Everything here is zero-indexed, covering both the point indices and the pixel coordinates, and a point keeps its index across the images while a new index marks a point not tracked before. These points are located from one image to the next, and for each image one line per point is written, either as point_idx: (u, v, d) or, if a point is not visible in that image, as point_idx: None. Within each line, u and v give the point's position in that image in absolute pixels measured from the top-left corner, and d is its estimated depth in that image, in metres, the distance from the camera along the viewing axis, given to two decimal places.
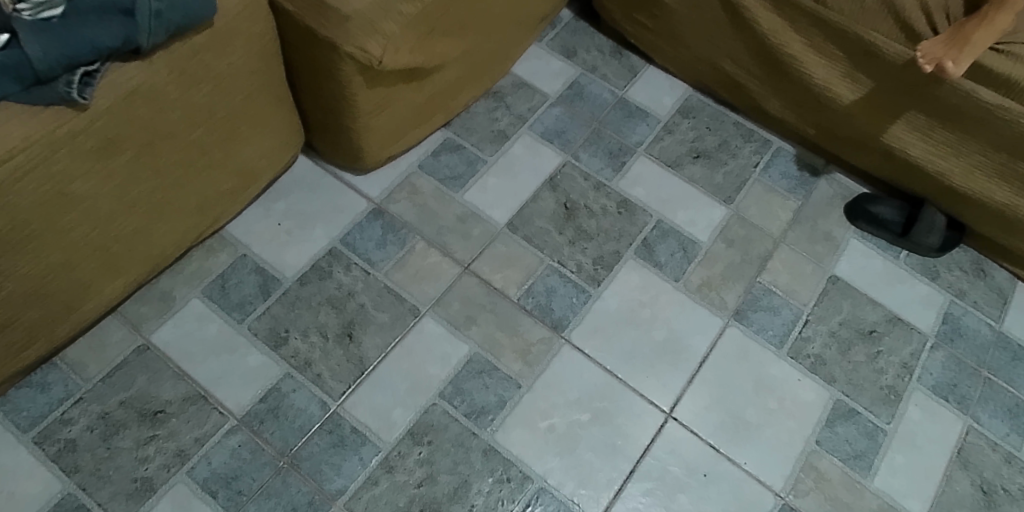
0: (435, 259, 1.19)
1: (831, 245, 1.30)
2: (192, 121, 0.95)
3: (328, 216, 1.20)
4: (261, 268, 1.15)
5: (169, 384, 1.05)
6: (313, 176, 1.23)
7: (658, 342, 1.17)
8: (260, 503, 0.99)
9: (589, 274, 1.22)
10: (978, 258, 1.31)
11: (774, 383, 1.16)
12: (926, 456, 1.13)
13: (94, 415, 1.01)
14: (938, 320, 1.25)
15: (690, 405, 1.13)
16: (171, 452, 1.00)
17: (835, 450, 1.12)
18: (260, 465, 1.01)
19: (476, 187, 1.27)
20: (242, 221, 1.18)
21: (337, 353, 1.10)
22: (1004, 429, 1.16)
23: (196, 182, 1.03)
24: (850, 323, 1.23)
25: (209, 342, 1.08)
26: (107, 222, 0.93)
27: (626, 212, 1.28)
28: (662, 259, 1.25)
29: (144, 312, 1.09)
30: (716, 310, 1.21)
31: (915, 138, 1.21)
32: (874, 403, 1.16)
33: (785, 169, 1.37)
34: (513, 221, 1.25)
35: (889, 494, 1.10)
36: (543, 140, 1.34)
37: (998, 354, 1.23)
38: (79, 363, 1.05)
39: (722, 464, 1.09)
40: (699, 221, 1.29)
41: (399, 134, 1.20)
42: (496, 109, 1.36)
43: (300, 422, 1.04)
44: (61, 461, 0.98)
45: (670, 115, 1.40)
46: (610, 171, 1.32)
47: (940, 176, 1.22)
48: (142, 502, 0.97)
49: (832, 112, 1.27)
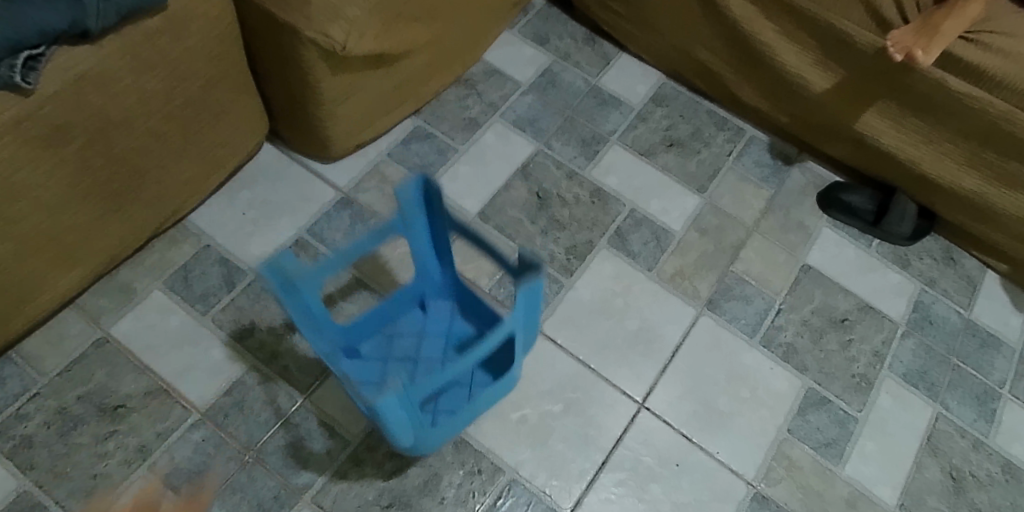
0: (405, 249, 1.18)
1: (804, 234, 1.29)
2: (148, 108, 0.92)
3: (295, 206, 1.18)
4: (226, 259, 1.12)
5: (130, 378, 1.02)
6: (280, 164, 1.21)
7: (631, 332, 1.17)
8: (225, 499, 0.97)
9: (561, 264, 1.21)
10: (948, 247, 1.32)
11: (747, 373, 1.16)
12: (896, 444, 1.14)
13: (51, 410, 0.99)
14: (908, 308, 1.25)
15: (663, 395, 1.12)
16: (132, 447, 0.98)
17: (806, 438, 1.12)
18: (225, 460, 0.99)
19: (447, 175, 1.25)
20: (206, 211, 1.15)
21: (304, 345, 1.08)
22: (973, 416, 1.18)
23: (156, 171, 1.00)
24: (822, 312, 1.23)
25: (172, 335, 1.06)
26: (60, 212, 0.90)
27: (599, 201, 1.27)
28: (635, 249, 1.24)
29: (103, 304, 1.06)
30: (689, 299, 1.21)
31: (886, 126, 1.21)
32: (846, 392, 1.17)
33: (758, 158, 1.36)
34: (485, 211, 1.23)
35: (861, 482, 1.10)
36: (515, 128, 1.32)
37: (967, 342, 1.24)
38: (35, 357, 1.02)
39: (695, 454, 1.09)
40: (672, 210, 1.29)
41: (367, 121, 1.18)
42: (467, 97, 1.34)
43: (266, 416, 1.02)
44: (16, 458, 0.96)
45: (643, 103, 1.39)
46: (583, 160, 1.31)
47: (911, 164, 1.22)
48: (101, 498, 0.95)
49: (804, 100, 1.27)
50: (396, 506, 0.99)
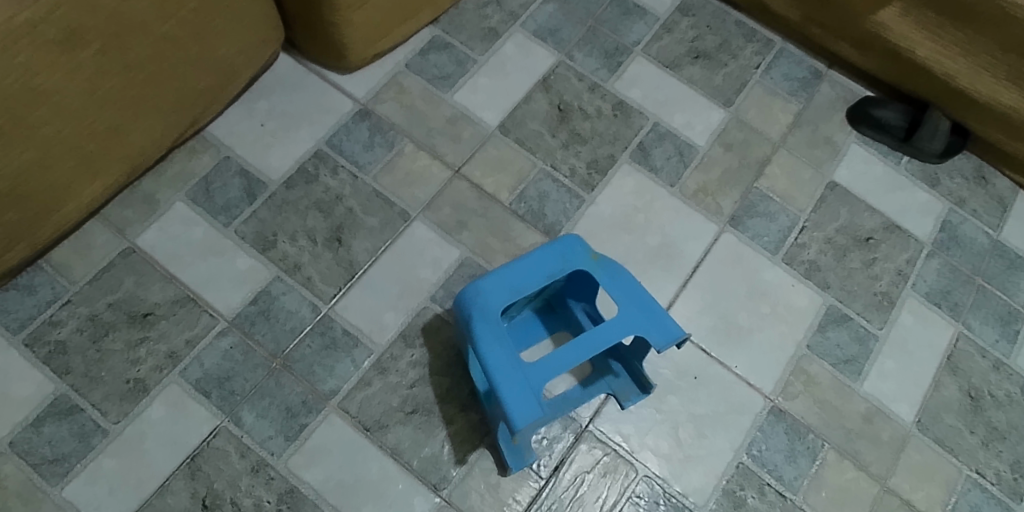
0: (424, 162, 1.17)
1: (831, 150, 1.26)
2: (161, 12, 0.91)
3: (313, 117, 1.17)
4: (246, 171, 1.12)
5: (157, 287, 1.04)
6: (297, 74, 1.19)
7: (652, 247, 1.16)
8: (254, 403, 0.99)
9: (582, 179, 1.19)
10: (980, 165, 1.28)
11: (768, 289, 1.16)
12: (915, 361, 1.14)
13: (83, 317, 1.01)
14: (936, 227, 1.23)
15: (682, 309, 1.13)
16: (163, 353, 1.01)
17: (826, 355, 1.13)
18: (253, 367, 1.01)
19: (466, 87, 1.23)
20: (224, 122, 1.15)
21: (326, 257, 1.09)
22: (995, 336, 1.17)
23: (172, 78, 0.99)
24: (847, 230, 1.21)
25: (196, 245, 1.07)
26: (79, 118, 0.91)
27: (621, 114, 1.25)
28: (658, 164, 1.22)
29: (128, 215, 1.07)
30: (711, 216, 1.19)
31: (924, 37, 1.16)
32: (867, 309, 1.16)
33: (787, 70, 1.32)
34: (505, 124, 1.21)
35: (878, 398, 1.11)
36: (536, 39, 1.28)
37: (993, 262, 1.22)
38: (64, 266, 1.04)
39: (713, 368, 1.10)
40: (696, 124, 1.26)
41: (384, 30, 1.15)
42: (486, 5, 1.30)
43: (291, 324, 1.04)
44: (52, 363, 0.99)
45: (669, 13, 1.34)
46: (606, 72, 1.28)
47: (948, 78, 1.18)
48: (135, 402, 0.98)
49: (839, 9, 1.22)
50: (419, 413, 1.01)
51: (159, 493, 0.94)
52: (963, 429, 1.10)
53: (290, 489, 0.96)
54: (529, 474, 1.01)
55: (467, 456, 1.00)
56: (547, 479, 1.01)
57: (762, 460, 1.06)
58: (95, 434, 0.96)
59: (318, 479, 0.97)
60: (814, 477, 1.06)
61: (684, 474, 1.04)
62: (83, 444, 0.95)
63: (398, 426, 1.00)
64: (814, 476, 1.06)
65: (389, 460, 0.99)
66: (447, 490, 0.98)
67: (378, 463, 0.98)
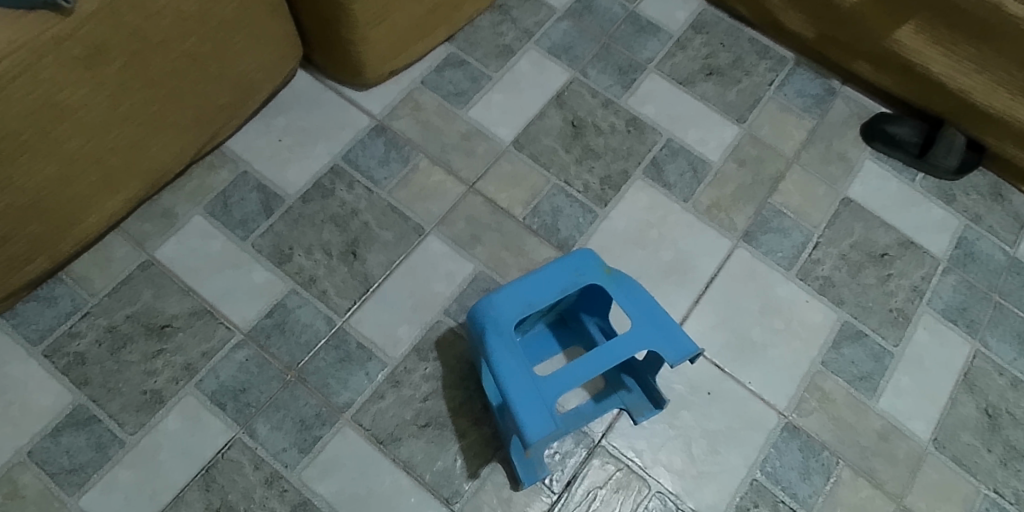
0: (439, 178, 1.18)
1: (845, 166, 1.26)
2: (183, 29, 0.93)
3: (330, 133, 1.18)
4: (263, 186, 1.14)
5: (174, 299, 1.05)
6: (314, 90, 1.21)
7: (665, 263, 1.16)
8: (268, 415, 1.00)
9: (596, 194, 1.20)
10: (997, 182, 1.28)
11: (781, 305, 1.15)
12: (931, 379, 1.13)
13: (102, 328, 1.03)
14: (951, 244, 1.22)
15: (697, 324, 1.13)
16: (179, 365, 1.02)
17: (840, 371, 1.12)
18: (268, 379, 1.02)
19: (480, 104, 1.24)
20: (242, 137, 1.16)
21: (341, 270, 1.10)
22: (1013, 354, 1.16)
23: (192, 94, 1.01)
24: (862, 246, 1.21)
25: (214, 258, 1.08)
26: (101, 132, 0.92)
27: (634, 130, 1.25)
28: (671, 180, 1.22)
29: (146, 229, 1.09)
30: (724, 232, 1.19)
31: (938, 53, 1.16)
32: (882, 325, 1.16)
33: (800, 87, 1.32)
34: (519, 139, 1.22)
35: (893, 415, 1.10)
36: (550, 56, 1.30)
37: (1011, 279, 1.21)
38: (84, 278, 1.05)
39: (727, 383, 1.09)
40: (710, 140, 1.26)
41: (400, 46, 1.17)
42: (501, 23, 1.31)
43: (306, 337, 1.05)
44: (72, 374, 1.00)
45: (683, 30, 1.35)
46: (620, 88, 1.29)
47: (964, 94, 1.18)
48: (152, 413, 0.99)
49: (854, 26, 1.22)
50: (432, 427, 1.02)
51: (174, 504, 0.95)
52: (981, 448, 1.09)
53: (303, 502, 0.96)
54: (541, 489, 1.01)
55: (480, 470, 1.00)
56: (560, 494, 1.01)
57: (776, 477, 1.05)
58: (111, 444, 0.97)
59: (331, 491, 0.97)
60: (829, 495, 1.05)
61: (697, 490, 1.03)
62: (100, 454, 0.96)
63: (411, 439, 1.01)
64: (829, 494, 1.05)
65: (402, 473, 0.99)
66: (460, 503, 0.99)
67: (390, 476, 0.99)
